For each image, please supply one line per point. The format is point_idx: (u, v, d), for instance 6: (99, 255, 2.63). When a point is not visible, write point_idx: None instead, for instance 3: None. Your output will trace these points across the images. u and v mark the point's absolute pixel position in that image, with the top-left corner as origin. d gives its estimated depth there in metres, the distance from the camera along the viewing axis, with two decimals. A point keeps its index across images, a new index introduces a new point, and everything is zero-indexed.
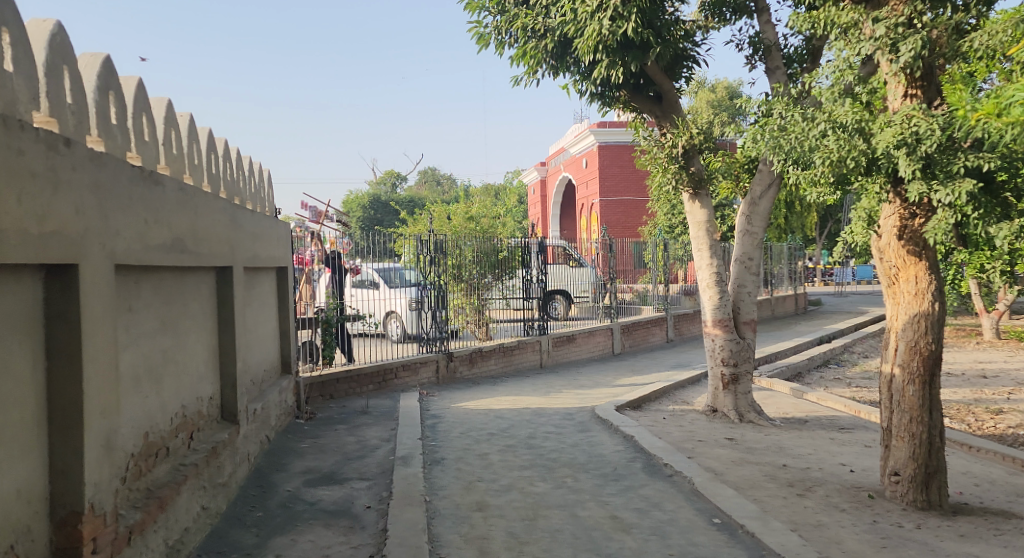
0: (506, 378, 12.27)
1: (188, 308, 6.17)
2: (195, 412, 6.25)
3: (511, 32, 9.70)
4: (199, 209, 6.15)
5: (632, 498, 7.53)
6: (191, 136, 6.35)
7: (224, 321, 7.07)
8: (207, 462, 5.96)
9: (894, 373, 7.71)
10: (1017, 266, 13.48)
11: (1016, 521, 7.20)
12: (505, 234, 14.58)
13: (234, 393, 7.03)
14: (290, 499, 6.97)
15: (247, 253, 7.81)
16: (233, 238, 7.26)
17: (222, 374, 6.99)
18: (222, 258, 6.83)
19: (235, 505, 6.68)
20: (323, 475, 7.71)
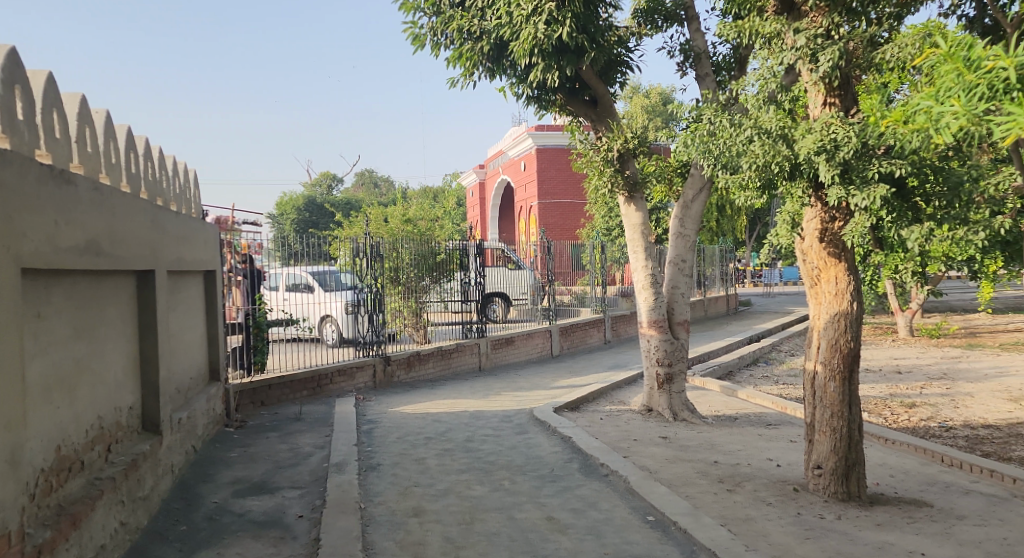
0: (443, 381, 12.25)
1: (105, 314, 6.03)
2: (113, 423, 6.10)
3: (446, 34, 9.71)
4: (117, 210, 6.01)
5: (569, 498, 7.63)
6: (108, 134, 6.21)
7: (145, 327, 6.91)
8: (126, 476, 5.81)
9: (815, 370, 8.00)
10: (930, 267, 14.05)
11: (929, 510, 7.55)
12: (443, 236, 14.55)
13: (156, 402, 6.87)
14: (217, 511, 6.87)
15: (170, 255, 7.66)
16: (155, 241, 7.12)
17: (143, 383, 6.83)
18: (142, 263, 6.69)
19: (160, 518, 6.56)
20: (253, 486, 7.60)
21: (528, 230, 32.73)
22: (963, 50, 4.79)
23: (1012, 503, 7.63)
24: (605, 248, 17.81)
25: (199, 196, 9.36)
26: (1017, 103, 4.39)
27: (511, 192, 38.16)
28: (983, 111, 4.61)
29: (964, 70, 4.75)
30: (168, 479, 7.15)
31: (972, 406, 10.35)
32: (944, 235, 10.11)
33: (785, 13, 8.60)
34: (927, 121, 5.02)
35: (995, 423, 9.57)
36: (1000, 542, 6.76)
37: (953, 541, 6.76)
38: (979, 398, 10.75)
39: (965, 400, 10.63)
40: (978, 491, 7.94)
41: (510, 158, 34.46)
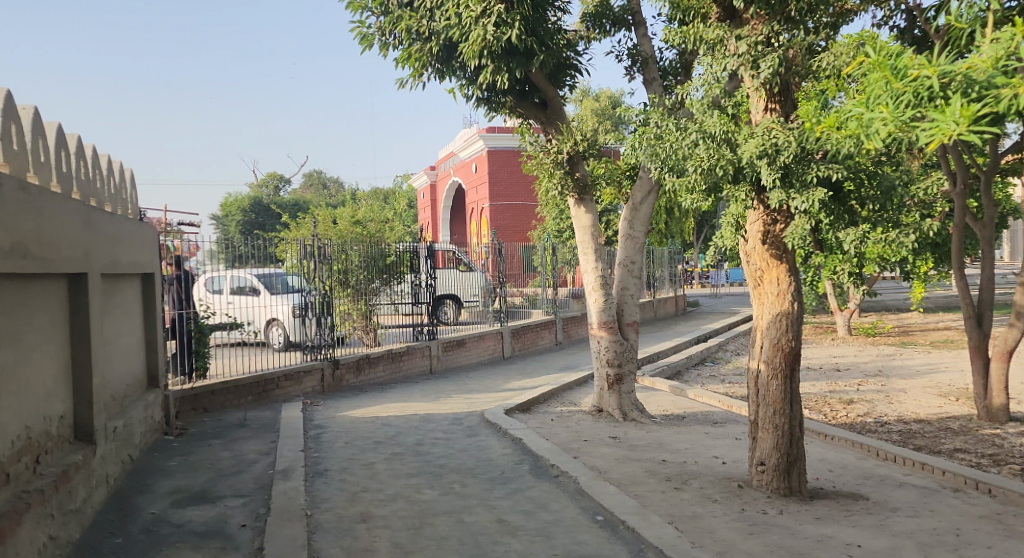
0: (394, 385, 12.18)
1: (32, 319, 5.88)
2: (42, 434, 5.93)
3: (395, 34, 9.64)
4: (46, 212, 5.86)
5: (519, 500, 7.65)
6: (37, 132, 6.06)
7: (77, 333, 6.75)
8: (55, 488, 5.65)
9: (758, 369, 8.17)
10: (867, 268, 14.42)
11: (866, 503, 7.79)
12: (393, 238, 14.45)
13: (88, 411, 6.70)
14: (154, 523, 6.73)
15: (104, 258, 7.48)
16: (88, 243, 6.95)
17: (76, 391, 6.66)
18: (73, 265, 6.54)
19: (93, 532, 6.41)
20: (193, 495, 7.47)
21: (480, 232, 32.74)
22: (890, 62, 5.90)
23: (942, 495, 7.90)
24: (556, 250, 17.84)
25: (135, 197, 9.15)
26: (939, 112, 5.43)
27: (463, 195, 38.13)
28: (908, 118, 5.72)
29: (892, 79, 5.87)
30: (103, 490, 6.98)
31: (905, 402, 10.69)
32: (877, 239, 10.43)
33: (728, 19, 8.76)
34: (860, 126, 6.18)
35: (927, 417, 9.89)
36: (931, 533, 7.01)
37: (887, 533, 6.98)
38: (912, 393, 11.09)
39: (897, 396, 10.98)
40: (911, 483, 8.20)
41: (462, 159, 34.40)
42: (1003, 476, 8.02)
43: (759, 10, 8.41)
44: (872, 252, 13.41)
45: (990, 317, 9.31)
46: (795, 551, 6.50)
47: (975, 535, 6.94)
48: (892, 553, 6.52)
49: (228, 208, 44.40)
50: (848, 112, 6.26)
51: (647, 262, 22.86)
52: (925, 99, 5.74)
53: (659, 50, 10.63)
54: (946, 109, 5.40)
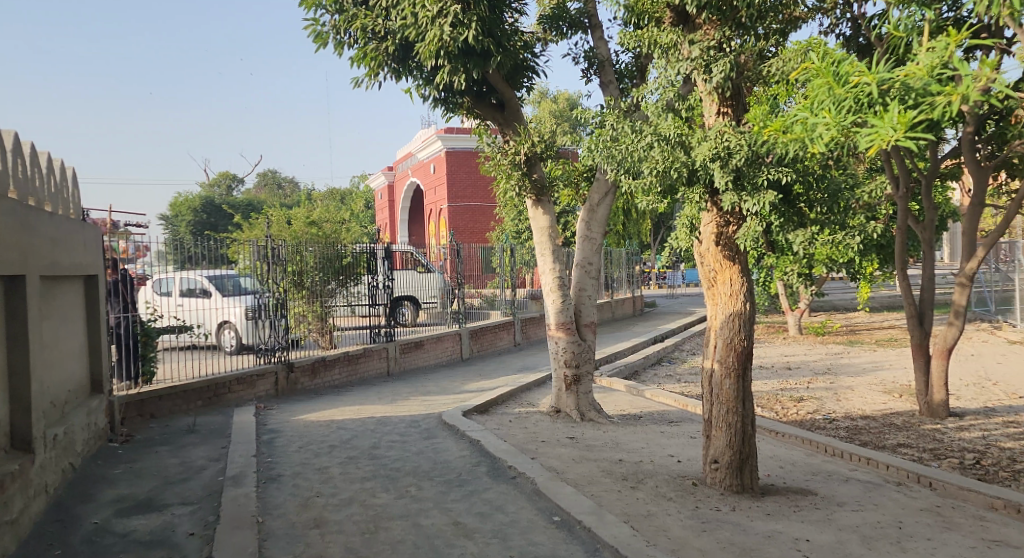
0: (349, 388, 11.99)
1: None
2: None
3: (350, 33, 9.55)
4: None
5: (476, 502, 7.63)
6: None
7: (13, 336, 6.45)
8: None
9: (712, 369, 8.36)
10: (813, 270, 14.86)
11: (813, 498, 8.04)
12: (349, 239, 14.13)
13: (26, 418, 6.40)
14: (96, 533, 6.48)
15: (43, 259, 7.17)
16: (25, 243, 6.66)
17: (12, 396, 6.35)
18: (9, 266, 6.25)
19: (29, 544, 6.13)
20: (137, 504, 7.22)
21: (437, 234, 32.65)
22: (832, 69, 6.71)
23: (885, 489, 8.21)
24: (514, 250, 17.78)
25: (76, 196, 8.81)
26: (877, 118, 6.18)
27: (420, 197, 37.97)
28: (849, 122, 6.49)
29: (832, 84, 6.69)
30: (41, 501, 6.68)
31: (852, 399, 11.07)
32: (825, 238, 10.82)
33: (681, 24, 8.97)
34: (803, 129, 6.93)
35: (873, 413, 10.26)
36: (875, 526, 7.28)
37: (834, 527, 7.22)
38: (858, 391, 11.49)
39: (846, 393, 11.35)
40: (856, 478, 8.49)
41: (419, 160, 34.23)
42: (943, 470, 8.37)
43: (711, 16, 8.66)
44: (821, 254, 13.88)
45: (930, 317, 9.74)
46: (746, 547, 6.66)
47: (915, 527, 7.23)
48: (836, 546, 6.74)
49: (177, 208, 42.84)
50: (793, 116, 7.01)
51: (606, 263, 23.09)
52: (865, 104, 6.50)
53: (616, 54, 10.83)
54: (884, 116, 6.13)
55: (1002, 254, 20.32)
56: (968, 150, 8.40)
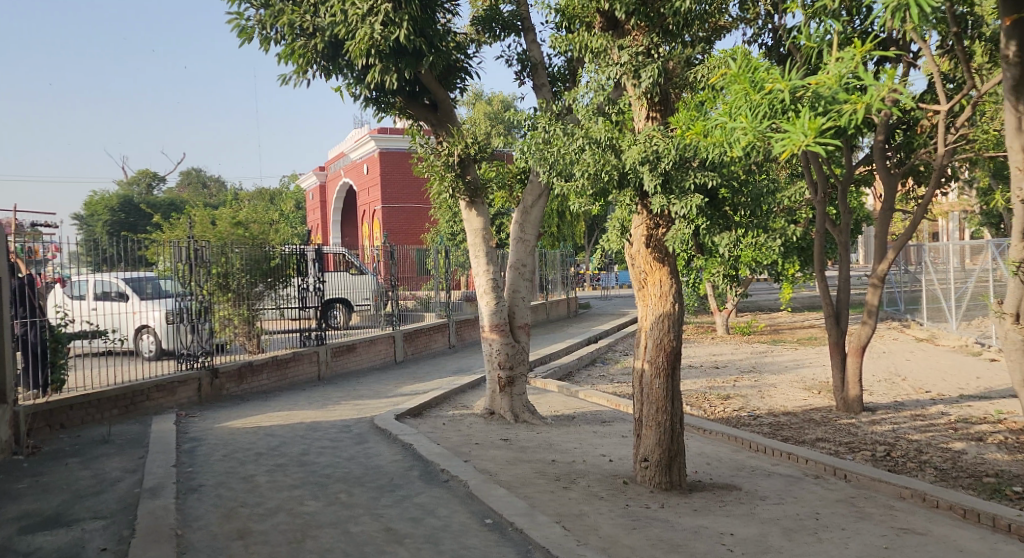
0: (278, 393, 11.69)
1: None
2: None
3: (276, 28, 9.38)
4: None
5: (408, 507, 7.53)
6: None
7: None
8: None
9: (643, 368, 8.53)
10: (738, 272, 15.40)
11: (738, 493, 8.30)
12: (277, 240, 13.54)
13: None
14: None
15: None
16: None
17: None
18: None
19: None
20: (45, 520, 6.81)
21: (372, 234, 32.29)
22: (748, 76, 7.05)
23: (805, 482, 8.57)
24: (448, 253, 17.87)
25: None
26: (790, 125, 6.52)
27: (353, 198, 37.50)
28: (764, 129, 6.87)
29: (750, 91, 7.04)
30: None
31: (776, 396, 11.50)
32: (748, 243, 11.20)
33: (611, 30, 9.19)
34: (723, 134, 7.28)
35: (794, 409, 10.70)
36: (795, 518, 7.58)
37: (757, 520, 7.49)
38: (781, 388, 11.95)
39: (769, 390, 11.80)
40: (778, 472, 8.83)
41: (352, 161, 33.81)
42: (858, 463, 8.79)
43: (639, 21, 8.91)
44: (748, 257, 14.43)
45: (846, 316, 10.21)
46: (674, 543, 6.82)
47: (832, 518, 7.57)
48: (759, 540, 6.99)
49: (91, 208, 40.66)
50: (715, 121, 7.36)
51: (541, 265, 23.28)
52: (780, 110, 6.90)
53: (549, 58, 10.93)
54: (796, 122, 6.48)
55: (913, 256, 21.46)
56: (879, 157, 8.84)
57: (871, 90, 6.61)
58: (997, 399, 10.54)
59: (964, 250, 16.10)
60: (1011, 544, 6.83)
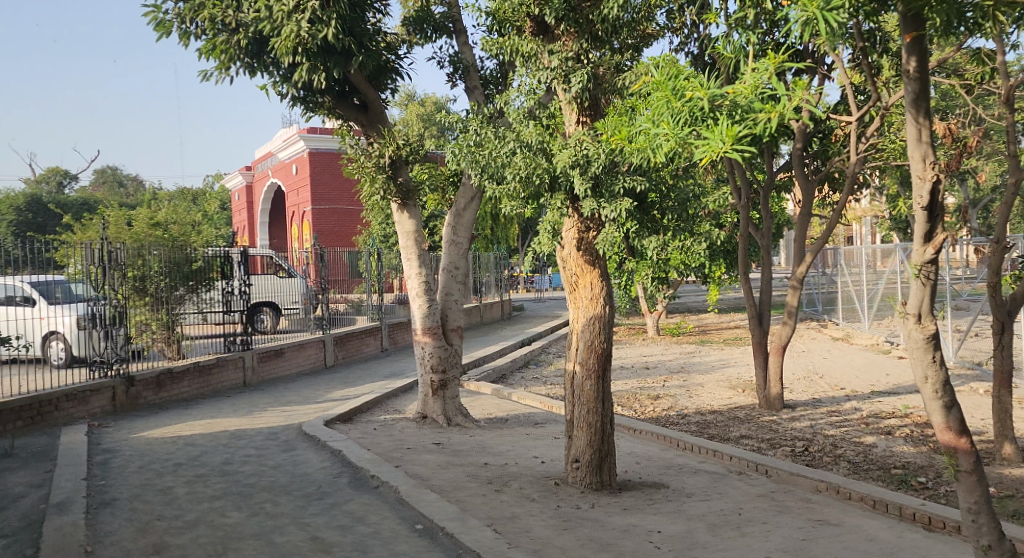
0: (200, 401, 11.26)
1: None
2: None
3: (196, 23, 9.06)
4: None
5: (336, 515, 7.33)
6: None
7: None
8: None
9: (574, 370, 8.60)
10: (667, 275, 15.83)
11: (667, 491, 8.48)
12: (202, 242, 13.03)
13: None
14: None
15: None
16: None
17: None
18: None
19: None
20: None
21: (301, 236, 31.68)
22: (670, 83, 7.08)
23: (729, 478, 8.82)
24: (380, 255, 17.65)
25: None
26: (709, 132, 6.64)
27: (281, 198, 36.69)
28: (685, 135, 6.94)
29: (672, 98, 7.06)
30: None
31: (703, 395, 11.82)
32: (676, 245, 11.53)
33: (541, 35, 9.23)
34: (648, 139, 7.35)
35: (719, 408, 11.02)
36: (719, 514, 7.79)
37: (683, 517, 7.66)
38: (708, 387, 12.29)
39: (696, 390, 12.13)
40: (704, 470, 9.07)
41: (280, 160, 33.14)
42: (778, 458, 9.11)
43: (569, 27, 8.94)
44: (676, 260, 14.86)
45: (768, 317, 10.57)
46: (604, 542, 6.90)
47: (754, 512, 7.81)
48: (685, 536, 7.14)
49: None
50: (639, 126, 7.42)
51: (474, 267, 23.32)
52: (699, 118, 6.96)
53: (481, 60, 10.94)
54: (715, 129, 6.59)
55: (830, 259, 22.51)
56: (797, 164, 9.23)
57: (782, 101, 6.93)
58: (907, 394, 11.14)
59: (875, 252, 16.98)
60: (916, 532, 7.22)
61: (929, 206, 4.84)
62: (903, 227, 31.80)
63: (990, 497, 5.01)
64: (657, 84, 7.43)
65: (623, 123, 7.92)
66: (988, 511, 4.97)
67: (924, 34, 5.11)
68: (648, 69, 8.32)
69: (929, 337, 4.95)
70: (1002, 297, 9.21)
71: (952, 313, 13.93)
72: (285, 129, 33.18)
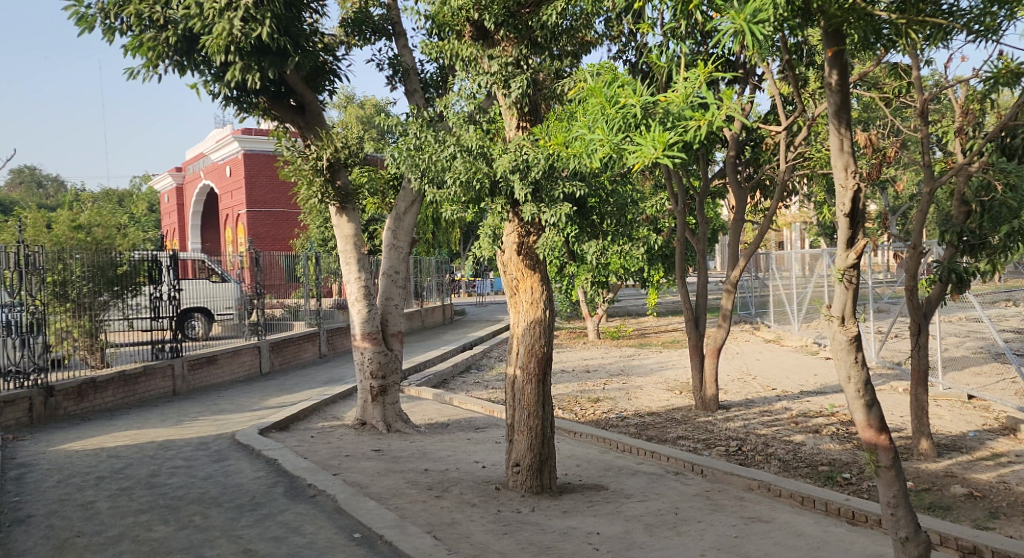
0: (124, 411, 10.85)
1: None
2: None
3: (122, 18, 8.73)
4: None
5: (269, 526, 7.10)
6: None
7: None
8: None
9: (514, 375, 8.61)
10: (607, 279, 16.09)
11: (605, 492, 8.57)
12: (127, 246, 12.61)
13: None
14: None
15: None
16: None
17: None
18: None
19: None
20: None
21: (235, 240, 30.92)
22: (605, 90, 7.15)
23: (666, 478, 8.97)
24: (318, 259, 17.37)
25: None
26: (644, 137, 6.74)
27: (213, 201, 35.73)
28: (620, 141, 7.03)
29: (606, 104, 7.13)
30: None
31: (642, 397, 12.02)
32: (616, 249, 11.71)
33: (481, 39, 9.18)
34: (583, 145, 7.42)
35: (658, 409, 11.23)
36: (656, 514, 7.91)
37: (622, 518, 7.75)
38: (646, 389, 12.52)
39: (636, 392, 12.33)
40: (642, 470, 9.20)
41: (212, 161, 32.30)
42: (713, 458, 9.32)
43: (509, 32, 8.99)
44: (615, 264, 15.11)
45: (704, 319, 10.79)
46: (543, 546, 6.92)
47: (690, 512, 7.96)
48: (622, 538, 7.22)
49: None
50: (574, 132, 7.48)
51: (415, 271, 23.22)
52: (633, 124, 7.04)
53: (421, 62, 10.87)
54: (648, 135, 6.70)
55: (762, 264, 23.26)
56: (731, 171, 9.48)
57: (713, 109, 6.95)
58: (834, 394, 11.56)
59: (805, 258, 17.65)
60: (841, 526, 7.49)
61: (850, 214, 5.11)
62: (830, 233, 32.98)
63: (908, 490, 5.21)
64: (593, 90, 7.51)
65: (563, 129, 7.97)
66: (905, 504, 5.17)
67: (845, 49, 5.38)
68: (585, 74, 8.39)
69: (851, 338, 5.16)
70: (918, 300, 9.64)
71: (873, 316, 14.48)
72: (218, 130, 32.41)
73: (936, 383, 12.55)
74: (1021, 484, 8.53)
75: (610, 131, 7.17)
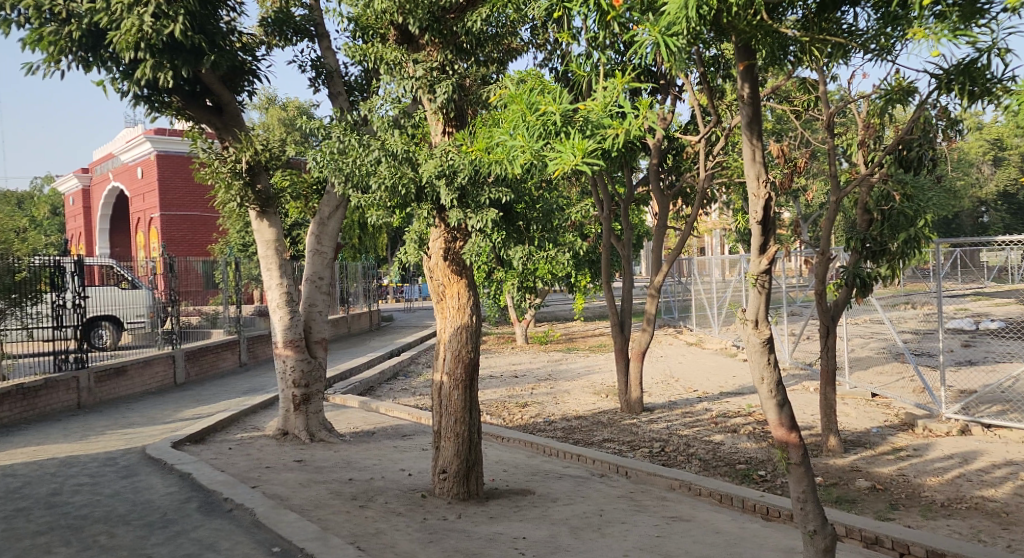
0: (22, 426, 10.21)
1: None
2: None
3: (19, 10, 8.25)
4: None
5: (182, 544, 6.78)
6: None
7: None
8: None
9: (441, 381, 8.50)
10: (534, 285, 16.20)
11: (532, 496, 8.59)
12: (25, 250, 11.83)
13: None
14: None
15: None
16: None
17: None
18: None
19: None
20: None
21: (147, 244, 29.69)
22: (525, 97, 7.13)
23: (592, 481, 9.07)
24: (238, 266, 17.12)
25: None
26: (564, 145, 6.73)
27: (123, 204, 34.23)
28: (540, 147, 7.02)
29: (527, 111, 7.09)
30: None
31: (570, 401, 12.14)
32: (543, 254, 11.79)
33: (405, 44, 9.08)
34: (506, 151, 7.40)
35: (585, 413, 11.35)
36: (582, 516, 7.97)
37: (547, 522, 7.78)
38: (573, 393, 12.64)
39: (564, 396, 12.45)
40: (568, 473, 9.27)
41: (122, 162, 30.95)
42: (637, 459, 9.48)
43: (433, 37, 8.86)
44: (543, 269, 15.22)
45: (629, 324, 11.00)
46: (469, 552, 6.86)
47: (614, 513, 8.05)
48: (548, 542, 7.22)
49: None
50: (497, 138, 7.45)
51: (341, 276, 22.83)
52: (554, 131, 7.02)
53: (347, 65, 10.70)
54: (568, 143, 6.71)
55: (685, 269, 23.86)
56: (654, 179, 9.62)
57: (632, 118, 6.99)
58: (752, 394, 11.96)
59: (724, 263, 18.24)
60: (756, 522, 7.72)
61: (763, 221, 5.24)
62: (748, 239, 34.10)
63: (815, 485, 5.38)
64: (515, 96, 7.48)
65: (488, 134, 7.93)
66: (814, 499, 5.34)
67: (754, 63, 5.58)
68: (509, 79, 8.34)
69: (764, 340, 5.32)
70: (828, 303, 10.05)
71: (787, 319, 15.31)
72: (129, 129, 31.07)
73: (844, 382, 13.15)
74: (919, 476, 8.98)
75: (531, 138, 7.14)
